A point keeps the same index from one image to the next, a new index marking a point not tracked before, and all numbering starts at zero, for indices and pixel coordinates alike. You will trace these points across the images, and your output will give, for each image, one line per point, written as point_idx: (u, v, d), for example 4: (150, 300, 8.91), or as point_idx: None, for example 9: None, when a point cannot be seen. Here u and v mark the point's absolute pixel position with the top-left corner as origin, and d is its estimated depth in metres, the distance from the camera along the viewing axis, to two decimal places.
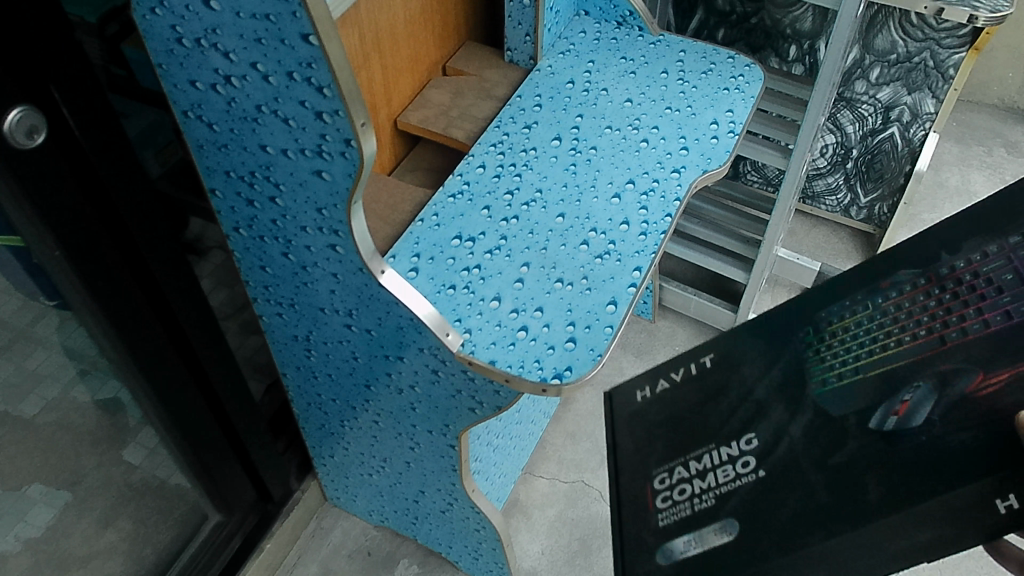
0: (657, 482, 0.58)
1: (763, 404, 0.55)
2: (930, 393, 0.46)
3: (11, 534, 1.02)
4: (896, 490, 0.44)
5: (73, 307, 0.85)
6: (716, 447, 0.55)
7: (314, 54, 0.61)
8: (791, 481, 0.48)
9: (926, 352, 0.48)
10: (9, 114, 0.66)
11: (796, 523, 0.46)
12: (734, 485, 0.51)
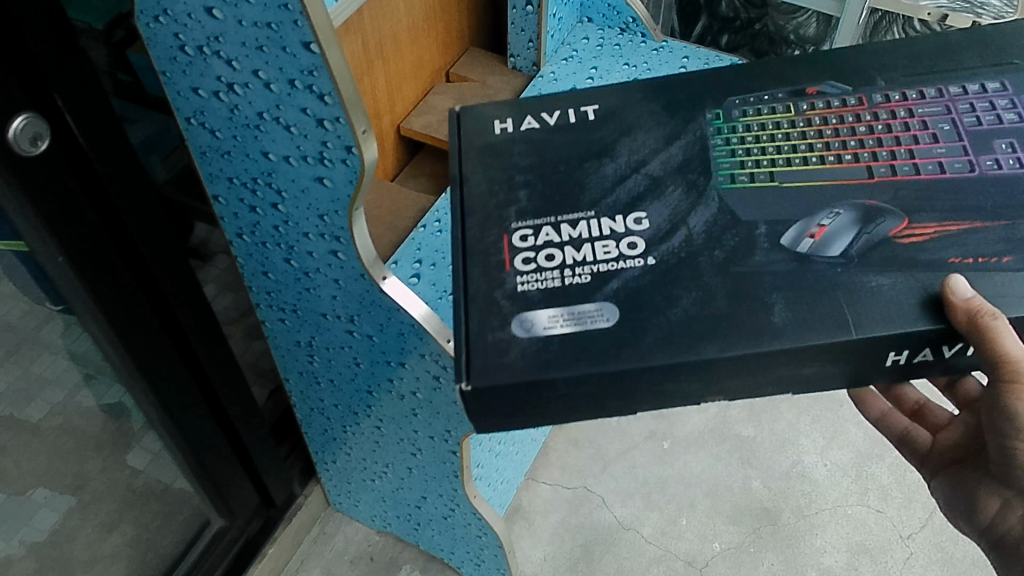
0: (518, 238, 0.57)
1: (656, 182, 0.59)
2: (847, 226, 0.54)
3: (17, 537, 1.11)
4: (802, 318, 0.51)
5: (78, 313, 0.85)
6: (592, 221, 0.57)
7: (316, 62, 0.61)
8: (678, 274, 0.53)
9: (858, 179, 0.57)
10: (14, 122, 0.67)
11: (690, 322, 0.51)
12: (618, 265, 0.54)
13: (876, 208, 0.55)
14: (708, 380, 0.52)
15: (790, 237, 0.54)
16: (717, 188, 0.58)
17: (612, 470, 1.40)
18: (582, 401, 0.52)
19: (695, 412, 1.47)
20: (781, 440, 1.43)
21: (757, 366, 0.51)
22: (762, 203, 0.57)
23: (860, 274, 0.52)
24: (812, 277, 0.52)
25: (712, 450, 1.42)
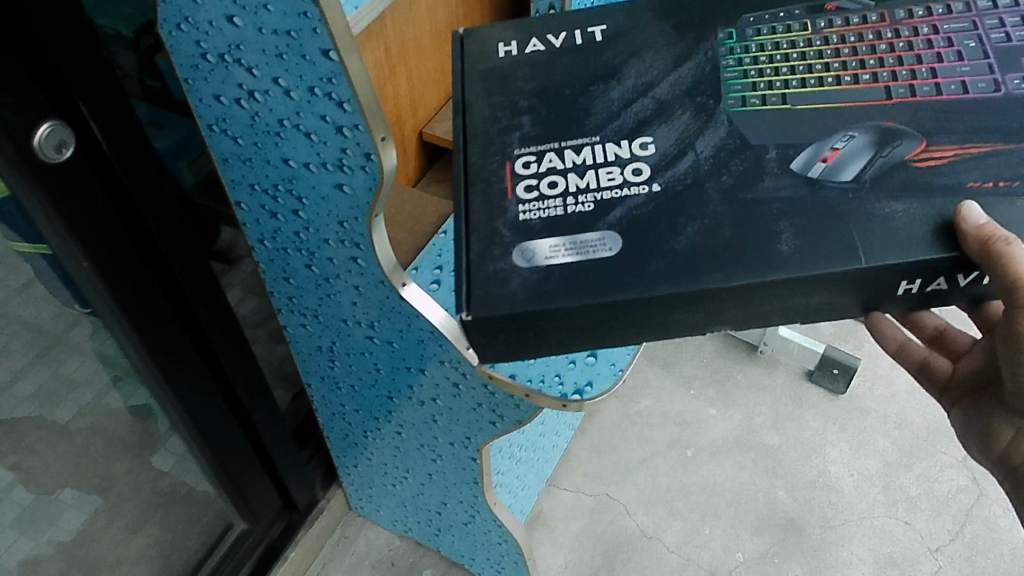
0: (521, 165, 0.59)
1: (664, 106, 0.61)
2: (858, 150, 0.55)
3: (45, 537, 1.13)
4: (806, 249, 0.52)
5: (102, 318, 0.86)
6: (596, 145, 0.59)
7: (335, 70, 0.61)
8: (682, 203, 0.55)
9: (874, 101, 0.58)
10: (39, 129, 0.68)
11: (694, 253, 0.53)
12: (623, 190, 0.56)
13: (892, 130, 0.56)
14: (709, 311, 0.54)
15: (799, 159, 0.56)
16: (726, 112, 0.60)
17: (634, 478, 1.38)
18: (583, 328, 0.54)
19: (719, 419, 1.46)
20: (807, 449, 1.41)
21: (757, 298, 0.53)
22: (773, 129, 0.58)
23: (873, 200, 0.53)
24: (823, 204, 0.54)
25: (736, 458, 1.40)
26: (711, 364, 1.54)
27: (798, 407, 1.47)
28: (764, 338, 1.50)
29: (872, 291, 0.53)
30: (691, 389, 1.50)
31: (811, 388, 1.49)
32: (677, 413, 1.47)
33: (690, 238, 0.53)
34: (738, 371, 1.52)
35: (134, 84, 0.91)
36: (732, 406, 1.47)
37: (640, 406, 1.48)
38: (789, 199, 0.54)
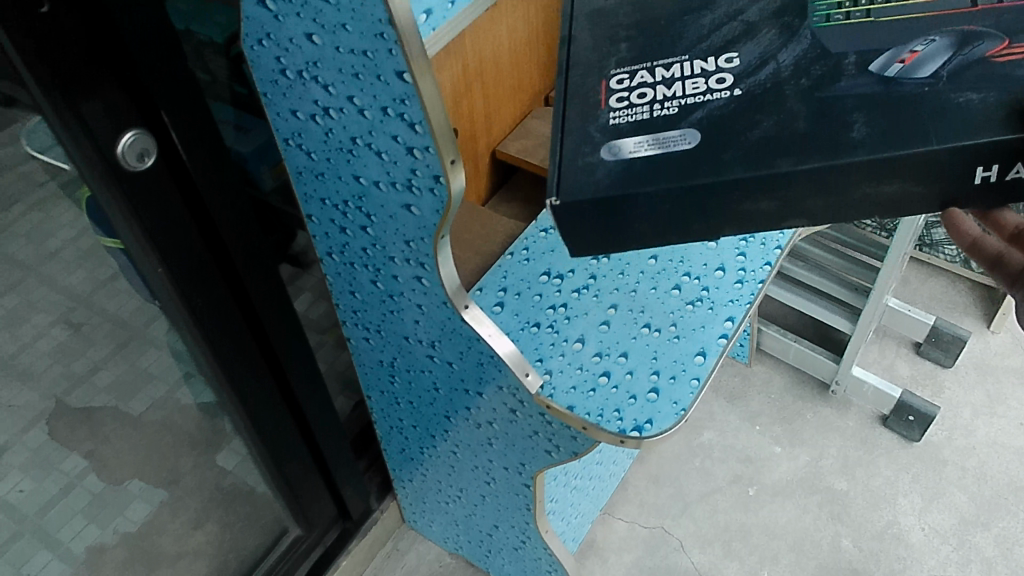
0: (614, 83, 0.62)
1: (751, 28, 0.63)
2: (937, 53, 0.57)
3: (111, 526, 1.18)
4: (882, 134, 0.54)
5: (172, 320, 0.89)
6: (684, 63, 0.62)
7: (408, 91, 0.61)
8: (766, 100, 0.57)
9: (960, 9, 0.60)
10: (122, 137, 0.70)
11: (769, 142, 0.55)
12: (706, 92, 0.59)
13: (973, 33, 0.58)
14: (783, 203, 0.56)
15: (877, 63, 0.58)
16: (812, 28, 0.62)
17: (692, 513, 1.35)
18: (665, 215, 0.57)
19: (784, 459, 1.41)
20: (876, 498, 1.35)
21: (834, 190, 0.55)
22: (859, 35, 0.60)
23: (952, 90, 0.55)
24: (900, 98, 0.55)
25: (800, 501, 1.35)
26: (779, 401, 1.49)
27: (869, 452, 1.41)
28: (837, 377, 1.44)
29: (941, 183, 0.55)
30: (757, 425, 1.45)
31: (884, 434, 1.43)
32: (740, 449, 1.42)
33: (769, 128, 0.56)
34: (807, 410, 1.47)
35: (223, 88, 0.92)
36: (798, 446, 1.42)
37: (702, 438, 1.44)
38: (863, 95, 0.56)
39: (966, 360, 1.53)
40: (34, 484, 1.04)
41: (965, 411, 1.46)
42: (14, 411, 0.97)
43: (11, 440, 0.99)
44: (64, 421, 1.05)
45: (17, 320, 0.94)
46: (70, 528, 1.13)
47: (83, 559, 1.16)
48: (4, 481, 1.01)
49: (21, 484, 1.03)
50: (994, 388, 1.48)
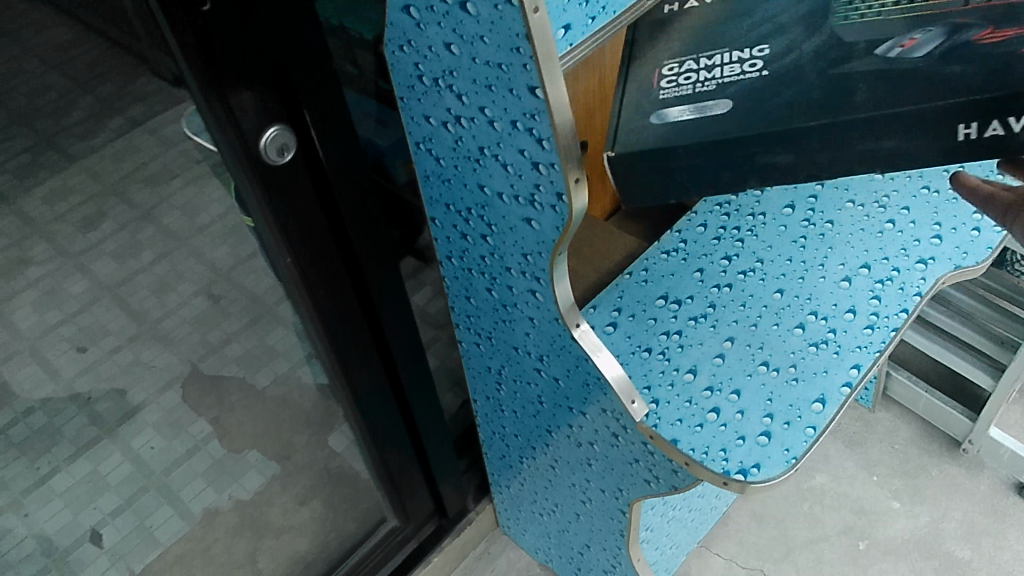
0: (665, 69, 0.63)
1: (780, 28, 0.61)
2: (936, 38, 0.56)
3: (227, 491, 1.30)
4: (882, 96, 0.53)
5: (296, 306, 0.93)
6: (724, 50, 0.62)
7: (539, 107, 0.61)
8: (791, 77, 0.57)
9: (955, 7, 0.57)
10: (266, 132, 0.74)
11: (788, 107, 0.55)
12: (739, 74, 0.59)
13: (964, 24, 0.56)
14: (799, 153, 0.55)
15: (880, 48, 0.57)
16: (831, 24, 0.60)
17: (794, 559, 1.29)
18: (700, 171, 0.58)
19: (902, 515, 1.32)
20: (1001, 572, 1.25)
21: (832, 144, 0.54)
22: (874, 32, 0.58)
23: (941, 65, 0.53)
24: (906, 72, 0.54)
25: (915, 564, 1.27)
26: (903, 453, 1.40)
27: (999, 521, 1.30)
28: (970, 435, 1.34)
29: (942, 144, 0.52)
30: (875, 475, 1.37)
31: (1019, 503, 1.32)
32: (855, 499, 1.35)
33: (790, 95, 0.55)
34: (933, 467, 1.37)
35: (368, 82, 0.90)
36: (920, 504, 1.33)
37: (814, 482, 1.37)
38: (872, 70, 0.55)
39: None
40: (165, 442, 1.28)
41: None
42: (152, 370, 1.27)
43: (148, 400, 1.27)
44: (196, 383, 1.29)
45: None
46: (191, 488, 1.28)
47: (199, 519, 1.29)
48: (139, 436, 1.26)
49: (152, 440, 1.27)
50: None
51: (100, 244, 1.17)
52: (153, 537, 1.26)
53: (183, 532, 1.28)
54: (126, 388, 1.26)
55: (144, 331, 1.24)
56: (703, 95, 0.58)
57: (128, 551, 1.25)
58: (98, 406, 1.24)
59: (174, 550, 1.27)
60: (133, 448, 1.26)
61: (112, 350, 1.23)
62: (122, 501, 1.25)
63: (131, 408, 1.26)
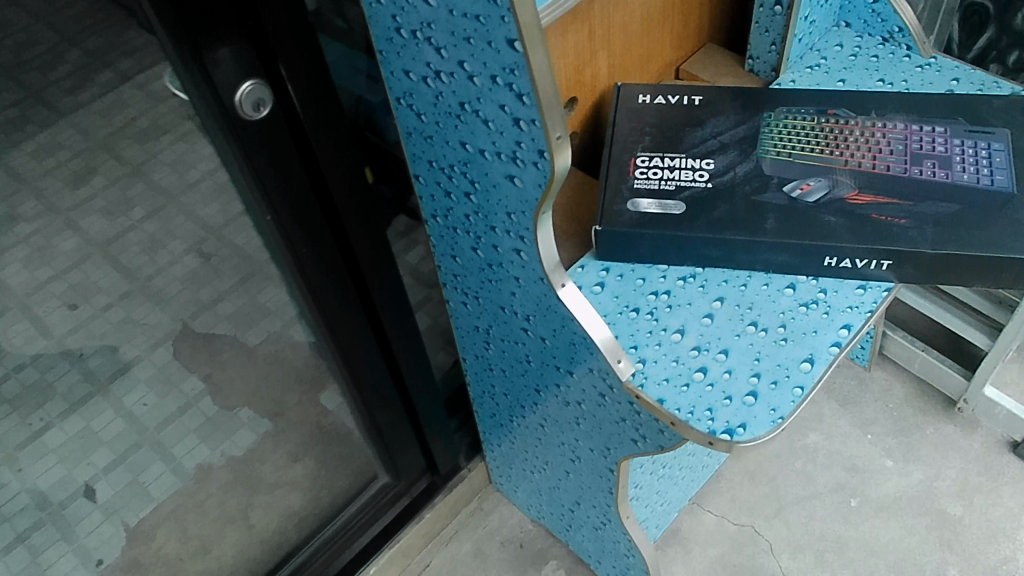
0: (638, 160, 0.85)
1: (722, 147, 0.86)
2: (825, 186, 0.81)
3: (218, 447, 1.31)
4: (786, 227, 0.78)
5: (280, 264, 0.91)
6: (682, 156, 0.85)
7: (518, 60, 0.58)
8: (725, 192, 0.81)
9: (837, 166, 0.82)
10: (241, 86, 0.71)
11: (725, 219, 0.79)
12: (691, 181, 0.83)
13: (842, 181, 0.81)
14: (724, 252, 0.80)
15: (786, 186, 0.81)
16: (758, 155, 0.84)
17: (785, 516, 1.29)
18: (657, 247, 0.81)
19: (895, 473, 1.32)
20: (994, 530, 1.25)
21: (745, 260, 0.80)
22: (787, 167, 0.83)
23: (823, 212, 0.79)
24: (802, 211, 0.79)
25: (907, 521, 1.27)
26: (897, 411, 1.39)
27: (992, 479, 1.30)
28: (966, 394, 1.33)
29: (809, 262, 0.79)
30: (868, 434, 1.37)
31: (1013, 462, 1.31)
32: (847, 457, 1.34)
33: (722, 212, 0.79)
34: (927, 425, 1.37)
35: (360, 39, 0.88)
36: (913, 462, 1.33)
37: (807, 440, 1.36)
38: (779, 205, 0.80)
39: None
40: (156, 399, 1.33)
41: None
42: (144, 329, 1.36)
43: (140, 356, 1.35)
44: (186, 344, 1.35)
45: (157, 244, 1.35)
46: (183, 445, 1.31)
47: (193, 476, 1.30)
48: (132, 393, 1.33)
49: (145, 398, 1.33)
50: None
51: (98, 199, 1.33)
52: (146, 491, 1.28)
53: (176, 487, 1.30)
54: (119, 344, 1.35)
55: (135, 288, 1.36)
56: (665, 193, 0.82)
57: (122, 505, 1.27)
58: (91, 362, 1.33)
59: (167, 505, 1.28)
60: (125, 404, 1.32)
61: (103, 307, 1.34)
62: (116, 456, 1.29)
63: (122, 364, 1.34)
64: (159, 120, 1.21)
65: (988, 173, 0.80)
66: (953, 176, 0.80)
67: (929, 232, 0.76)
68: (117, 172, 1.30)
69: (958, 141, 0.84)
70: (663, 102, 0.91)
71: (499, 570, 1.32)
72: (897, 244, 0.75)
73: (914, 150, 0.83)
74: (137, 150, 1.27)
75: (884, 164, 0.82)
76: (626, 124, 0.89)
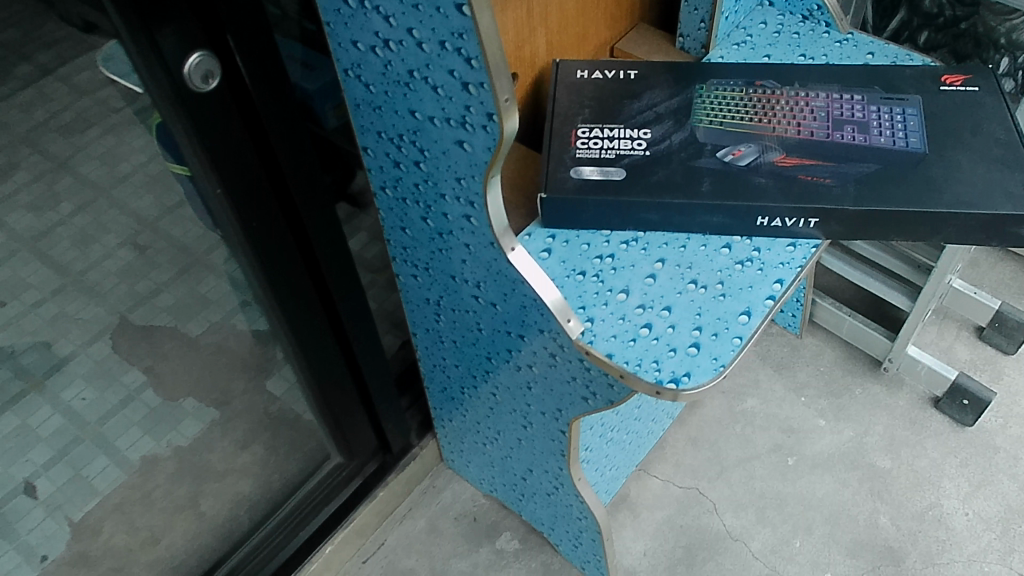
0: (579, 131, 0.88)
1: (658, 117, 0.90)
2: (755, 152, 0.85)
3: (165, 438, 1.23)
4: (720, 191, 0.82)
5: (230, 241, 0.91)
6: (620, 126, 0.89)
7: (466, 25, 0.61)
8: (664, 159, 0.85)
9: (765, 133, 0.87)
10: (189, 58, 0.72)
11: (663, 184, 0.83)
12: (630, 150, 0.86)
13: (768, 146, 0.86)
14: (663, 215, 0.83)
15: (718, 152, 0.85)
16: (692, 124, 0.89)
17: (727, 477, 1.35)
18: (600, 212, 0.84)
19: (828, 432, 1.39)
20: (919, 479, 1.33)
21: (682, 223, 0.84)
22: (718, 135, 0.87)
23: (751, 175, 0.83)
24: (735, 175, 0.83)
25: (840, 475, 1.34)
26: (828, 374, 1.46)
27: (917, 433, 1.38)
28: (890, 354, 1.41)
29: (744, 223, 0.84)
30: (802, 397, 1.43)
31: (935, 416, 1.40)
32: (783, 419, 1.41)
33: (661, 177, 0.83)
34: (856, 386, 1.44)
35: (292, 26, 0.88)
36: (844, 421, 1.40)
37: (746, 405, 1.43)
38: (713, 169, 0.84)
39: None
40: (96, 393, 1.16)
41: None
42: (80, 323, 1.09)
43: (77, 351, 1.12)
44: (127, 336, 1.14)
45: (89, 237, 1.04)
46: (127, 438, 1.20)
47: (137, 466, 1.22)
48: (70, 388, 1.14)
49: (84, 393, 1.15)
50: None
51: (23, 193, 0.96)
52: (91, 485, 1.19)
53: (121, 479, 1.21)
54: (53, 341, 1.08)
55: (68, 283, 1.04)
56: (605, 161, 0.85)
57: (65, 501, 1.17)
58: (25, 359, 1.07)
59: (112, 499, 1.22)
60: (63, 400, 1.13)
61: (34, 303, 1.02)
62: (55, 452, 1.14)
63: (58, 360, 1.10)
64: (85, 112, 0.92)
65: (902, 136, 0.86)
66: (871, 139, 0.86)
67: (852, 190, 0.81)
68: (42, 167, 0.95)
69: (875, 107, 0.89)
70: (600, 77, 0.94)
71: (453, 543, 1.34)
72: (824, 202, 0.81)
73: (835, 117, 0.88)
74: (63, 144, 0.94)
75: (809, 130, 0.87)
76: (566, 97, 0.92)
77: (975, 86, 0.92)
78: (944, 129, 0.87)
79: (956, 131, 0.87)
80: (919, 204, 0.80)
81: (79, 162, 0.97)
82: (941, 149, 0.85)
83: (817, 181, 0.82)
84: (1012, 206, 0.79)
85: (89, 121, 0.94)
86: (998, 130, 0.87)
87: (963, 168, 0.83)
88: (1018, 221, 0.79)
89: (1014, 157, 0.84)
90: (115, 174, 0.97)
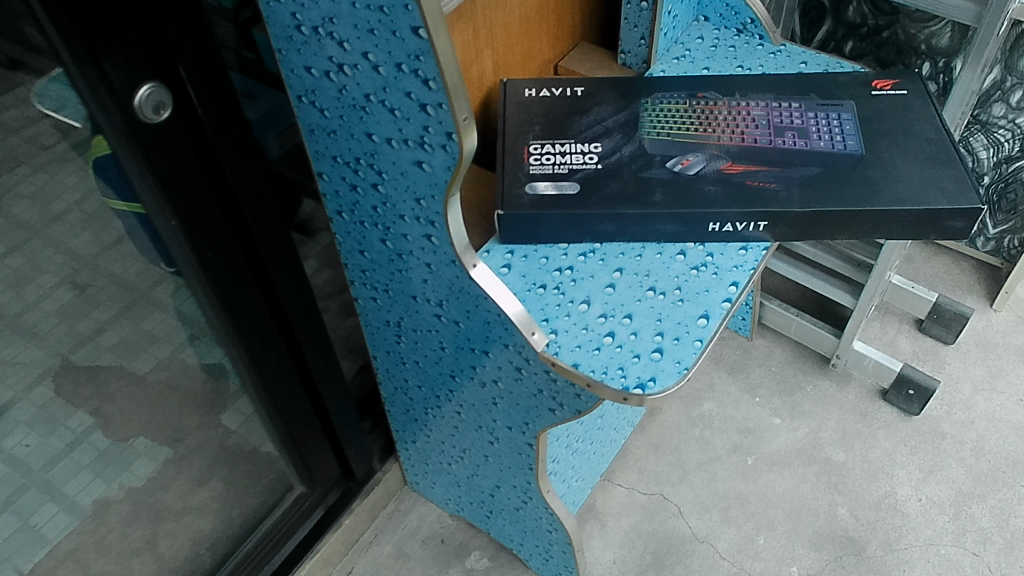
0: (531, 148, 0.90)
1: (607, 131, 0.92)
2: (703, 159, 0.88)
3: (116, 480, 1.14)
4: (670, 199, 0.84)
5: (184, 275, 0.90)
6: (571, 141, 0.91)
7: (423, 48, 0.62)
8: (615, 171, 0.87)
9: (710, 142, 0.90)
10: (139, 89, 0.71)
11: (615, 197, 0.84)
12: (582, 164, 0.88)
13: (715, 154, 0.88)
14: (617, 225, 0.85)
15: (668, 162, 0.88)
16: (641, 136, 0.91)
17: (690, 480, 1.37)
18: (555, 226, 0.85)
19: (784, 430, 1.42)
20: (874, 469, 1.37)
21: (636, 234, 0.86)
22: (665, 145, 0.90)
23: (701, 182, 0.86)
24: (685, 184, 0.86)
25: (799, 471, 1.37)
26: (780, 373, 1.50)
27: (869, 425, 1.43)
28: (837, 351, 1.46)
29: (698, 230, 0.86)
30: (757, 397, 1.47)
31: (884, 407, 1.45)
32: (740, 420, 1.44)
33: (614, 189, 0.85)
34: (807, 383, 1.49)
35: (232, 56, 0.86)
36: (798, 418, 1.44)
37: (703, 409, 1.46)
38: (664, 179, 0.86)
39: (968, 337, 1.55)
40: (41, 438, 1.00)
41: (965, 386, 1.48)
42: (19, 367, 0.92)
43: (17, 398, 0.94)
44: (68, 379, 0.99)
45: (23, 279, 0.88)
46: (76, 483, 1.09)
47: (90, 512, 1.12)
48: (11, 435, 0.96)
49: (28, 439, 0.98)
50: (994, 364, 1.50)
51: None
52: (40, 535, 1.07)
53: (73, 526, 1.11)
54: None
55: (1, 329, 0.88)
56: (558, 176, 0.86)
57: (14, 552, 1.05)
58: None
59: (64, 546, 1.11)
60: (5, 448, 0.96)
61: None
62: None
63: None
64: (13, 150, 0.80)
65: (841, 140, 0.90)
66: (811, 144, 0.89)
67: (796, 193, 0.84)
68: None
69: (813, 115, 0.93)
70: (547, 94, 0.96)
71: (422, 566, 1.35)
72: (771, 205, 0.83)
73: (776, 124, 0.92)
74: None
75: (752, 138, 0.90)
76: (516, 115, 0.93)
77: (904, 89, 0.97)
78: (877, 131, 0.92)
79: (890, 133, 0.91)
80: (861, 204, 0.83)
81: (10, 203, 0.82)
82: (878, 150, 0.89)
83: (762, 185, 0.85)
84: (948, 201, 0.83)
85: (17, 160, 0.81)
86: (929, 130, 0.92)
87: (898, 167, 0.87)
88: (953, 215, 0.83)
89: (945, 154, 0.89)
90: (48, 214, 0.86)
